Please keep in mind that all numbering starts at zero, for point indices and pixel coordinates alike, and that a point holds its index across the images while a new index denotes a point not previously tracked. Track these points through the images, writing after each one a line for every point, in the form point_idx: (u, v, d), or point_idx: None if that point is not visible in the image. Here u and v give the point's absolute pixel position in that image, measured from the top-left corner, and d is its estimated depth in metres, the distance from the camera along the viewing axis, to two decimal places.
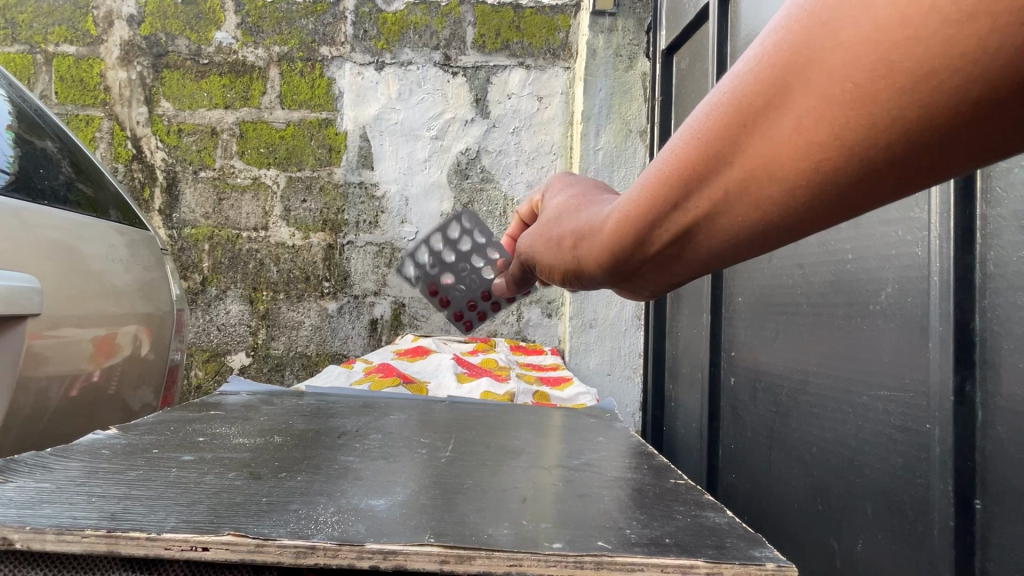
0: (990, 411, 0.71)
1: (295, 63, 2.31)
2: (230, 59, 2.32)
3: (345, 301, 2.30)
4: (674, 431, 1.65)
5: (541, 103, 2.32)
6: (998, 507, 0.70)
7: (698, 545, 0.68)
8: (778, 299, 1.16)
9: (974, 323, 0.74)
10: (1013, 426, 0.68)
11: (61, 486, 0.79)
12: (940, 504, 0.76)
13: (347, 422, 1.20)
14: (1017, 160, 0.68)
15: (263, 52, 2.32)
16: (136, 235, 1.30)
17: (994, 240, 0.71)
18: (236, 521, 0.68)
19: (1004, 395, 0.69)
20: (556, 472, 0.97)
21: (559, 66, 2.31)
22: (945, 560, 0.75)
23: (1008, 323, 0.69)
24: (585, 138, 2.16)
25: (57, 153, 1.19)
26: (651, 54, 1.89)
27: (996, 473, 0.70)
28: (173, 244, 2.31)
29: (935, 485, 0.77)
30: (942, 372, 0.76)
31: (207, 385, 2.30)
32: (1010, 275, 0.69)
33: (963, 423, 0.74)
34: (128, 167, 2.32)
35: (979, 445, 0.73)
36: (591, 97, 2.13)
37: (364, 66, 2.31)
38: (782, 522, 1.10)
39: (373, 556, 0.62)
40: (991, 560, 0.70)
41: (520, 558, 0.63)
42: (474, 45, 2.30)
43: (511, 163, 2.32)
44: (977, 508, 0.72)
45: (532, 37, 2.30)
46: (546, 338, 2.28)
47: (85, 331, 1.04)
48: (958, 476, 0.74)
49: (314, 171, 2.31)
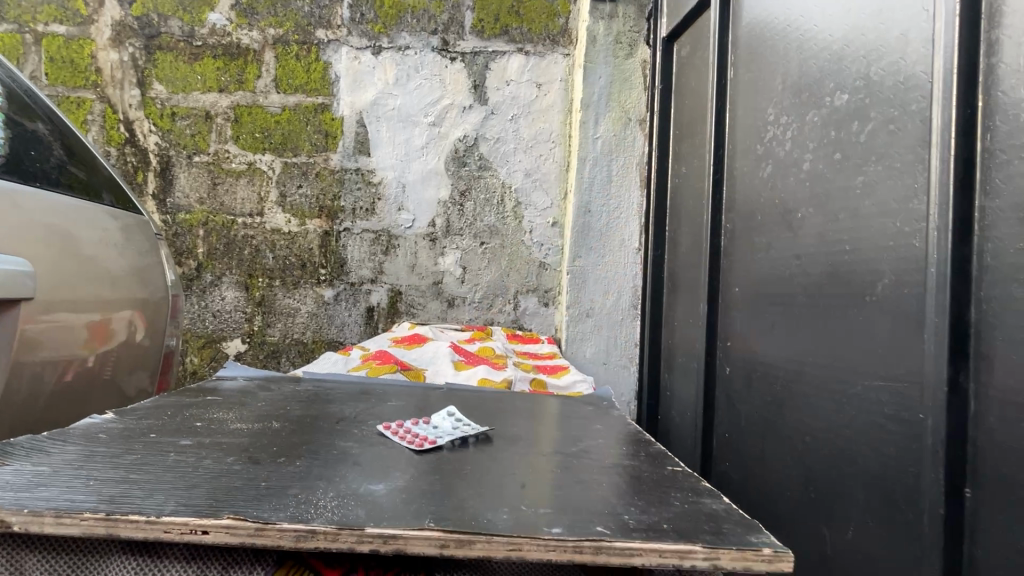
0: (983, 402, 0.72)
1: (290, 46, 2.28)
2: (225, 41, 2.29)
3: (342, 289, 2.29)
4: (668, 418, 1.67)
5: (540, 90, 2.29)
6: (988, 496, 0.71)
7: (694, 531, 0.70)
8: (775, 289, 1.16)
9: (970, 315, 0.74)
10: (1005, 418, 0.69)
11: (58, 469, 0.79)
12: (931, 493, 0.77)
13: (344, 408, 1.20)
14: (1016, 152, 0.68)
15: (258, 35, 2.29)
16: (130, 219, 1.28)
17: (992, 232, 0.71)
18: (236, 505, 0.70)
19: (997, 386, 0.70)
20: (554, 458, 0.97)
21: (558, 53, 2.28)
22: (934, 548, 0.76)
23: (1003, 315, 0.70)
24: (584, 127, 2.10)
25: (49, 135, 1.18)
26: (655, 40, 1.90)
27: (987, 463, 0.71)
28: (167, 229, 2.28)
29: (926, 474, 0.78)
30: (937, 364, 0.76)
31: (202, 371, 2.28)
32: (1006, 268, 0.69)
33: (955, 413, 0.75)
34: (120, 150, 2.29)
35: (971, 435, 0.74)
36: (591, 85, 2.08)
37: (361, 50, 2.28)
38: (775, 510, 1.11)
39: (372, 539, 0.64)
40: (980, 548, 0.71)
41: (519, 543, 0.65)
42: (472, 30, 2.27)
43: (509, 151, 2.30)
44: (967, 496, 0.74)
45: (531, 23, 2.27)
46: (543, 326, 2.31)
47: (79, 316, 1.03)
48: (950, 466, 0.75)
49: (310, 157, 2.29)
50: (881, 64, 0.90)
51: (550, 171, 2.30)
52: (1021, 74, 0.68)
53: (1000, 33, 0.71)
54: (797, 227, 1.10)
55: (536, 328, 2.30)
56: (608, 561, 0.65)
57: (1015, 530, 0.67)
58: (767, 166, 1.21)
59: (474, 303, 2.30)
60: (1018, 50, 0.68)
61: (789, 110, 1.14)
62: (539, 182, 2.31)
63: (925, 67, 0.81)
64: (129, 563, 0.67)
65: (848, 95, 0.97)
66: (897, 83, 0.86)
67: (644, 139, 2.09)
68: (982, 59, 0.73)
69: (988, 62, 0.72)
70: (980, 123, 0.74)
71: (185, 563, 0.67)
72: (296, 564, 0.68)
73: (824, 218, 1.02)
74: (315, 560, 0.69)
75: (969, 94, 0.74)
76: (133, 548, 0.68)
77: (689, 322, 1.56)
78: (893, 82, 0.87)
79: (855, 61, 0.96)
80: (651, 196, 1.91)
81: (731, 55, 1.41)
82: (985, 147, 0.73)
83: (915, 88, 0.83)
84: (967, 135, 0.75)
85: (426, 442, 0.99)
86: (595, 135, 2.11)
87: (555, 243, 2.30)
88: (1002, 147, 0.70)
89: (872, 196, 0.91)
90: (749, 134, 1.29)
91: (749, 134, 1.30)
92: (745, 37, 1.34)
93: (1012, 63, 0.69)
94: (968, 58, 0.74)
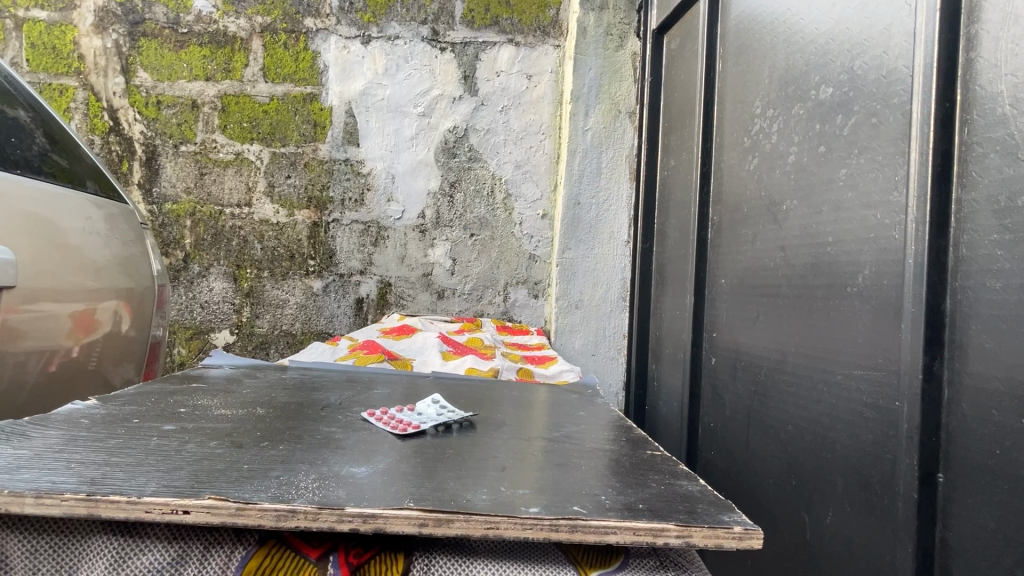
0: (956, 389, 0.74)
1: (278, 35, 2.26)
2: (211, 29, 2.27)
3: (330, 280, 2.27)
4: (656, 410, 1.69)
5: (530, 81, 2.28)
6: (959, 480, 0.73)
7: (669, 510, 0.71)
8: (759, 280, 1.18)
9: (945, 305, 0.76)
10: (978, 404, 0.71)
11: (39, 452, 0.78)
12: (904, 477, 0.79)
13: (331, 396, 1.21)
14: (993, 145, 0.70)
15: (245, 23, 2.27)
16: (115, 208, 1.27)
17: (968, 224, 0.73)
18: (217, 486, 0.70)
19: (970, 373, 0.72)
20: (537, 443, 0.98)
21: (549, 44, 2.27)
22: (908, 530, 0.78)
23: (976, 304, 0.71)
24: (574, 119, 2.09)
25: (31, 123, 1.16)
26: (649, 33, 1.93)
27: (959, 447, 0.73)
28: (153, 219, 2.26)
29: (901, 459, 0.80)
30: (913, 352, 0.78)
31: (191, 362, 2.26)
32: (980, 258, 0.71)
33: (930, 400, 0.76)
34: (104, 139, 2.26)
35: (944, 421, 0.75)
36: (581, 77, 2.07)
37: (349, 40, 2.27)
38: (757, 496, 1.14)
39: (352, 519, 0.66)
40: (951, 529, 0.73)
41: (496, 521, 0.66)
42: (462, 20, 2.26)
43: (499, 142, 2.29)
44: (940, 480, 0.76)
45: (522, 14, 2.26)
46: (533, 318, 2.30)
47: (64, 306, 1.02)
48: (923, 450, 0.77)
49: (299, 147, 2.27)
50: (865, 58, 0.91)
51: (540, 163, 2.29)
52: (999, 69, 0.69)
53: (980, 28, 0.72)
54: (782, 219, 1.11)
55: (526, 319, 2.30)
56: (583, 539, 0.67)
57: (985, 512, 0.69)
58: (754, 159, 1.22)
59: (464, 295, 2.29)
60: (996, 45, 0.70)
61: (776, 103, 1.15)
62: (529, 173, 2.30)
63: (906, 61, 0.82)
64: (110, 542, 0.67)
65: (832, 88, 0.98)
66: (880, 76, 0.87)
67: (634, 133, 2.08)
68: (962, 53, 0.75)
69: (967, 56, 0.74)
70: (958, 117, 0.75)
71: (166, 542, 0.67)
72: (276, 543, 0.69)
73: (807, 210, 1.03)
74: (295, 539, 0.69)
75: (949, 88, 0.76)
76: (114, 528, 0.68)
77: (677, 311, 1.58)
78: (876, 76, 0.88)
79: (839, 55, 0.97)
80: (640, 187, 1.92)
81: (719, 47, 1.42)
82: (962, 140, 0.74)
83: (897, 82, 0.84)
84: (945, 128, 0.76)
85: (409, 427, 1.00)
86: (585, 126, 2.09)
87: (545, 236, 2.30)
88: (979, 139, 0.72)
89: (854, 188, 0.92)
90: (736, 126, 1.30)
91: (736, 126, 1.31)
92: (733, 30, 1.35)
93: (991, 57, 0.70)
94: (948, 52, 0.76)
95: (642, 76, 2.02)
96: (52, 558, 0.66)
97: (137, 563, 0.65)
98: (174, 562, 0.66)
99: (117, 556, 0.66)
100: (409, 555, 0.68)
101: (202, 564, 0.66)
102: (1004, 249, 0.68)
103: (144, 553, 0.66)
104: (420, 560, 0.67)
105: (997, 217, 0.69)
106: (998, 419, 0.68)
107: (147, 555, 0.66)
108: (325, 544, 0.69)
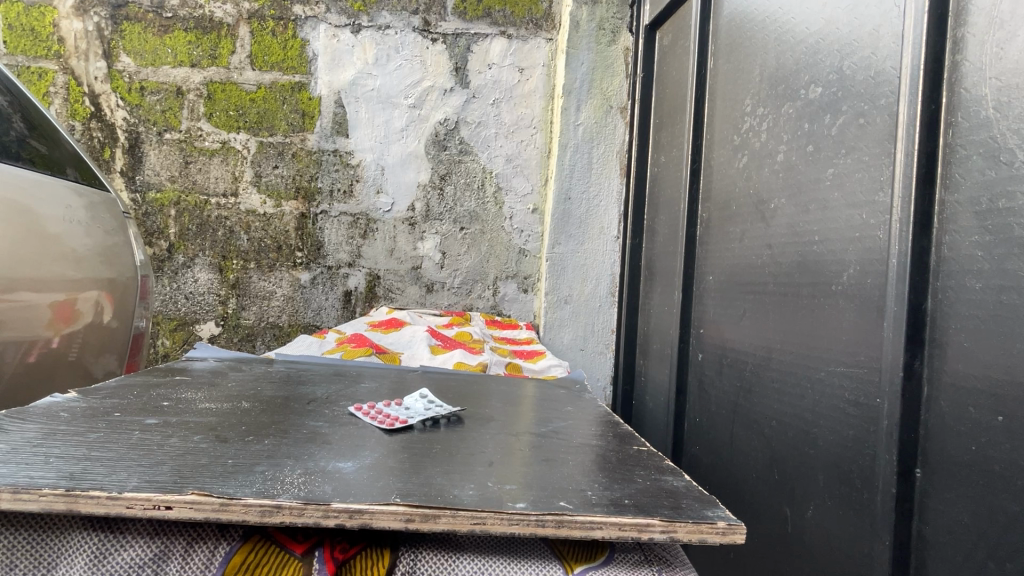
0: (935, 386, 0.75)
1: (266, 21, 2.23)
2: (196, 14, 2.23)
3: (318, 273, 2.25)
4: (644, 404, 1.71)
5: (522, 75, 2.26)
6: (936, 476, 0.74)
7: (654, 505, 0.72)
8: (746, 277, 1.19)
9: (926, 305, 0.77)
10: (955, 400, 0.72)
11: (17, 447, 0.77)
12: (884, 474, 0.80)
13: (318, 390, 1.20)
14: (975, 148, 0.70)
15: (232, 8, 2.23)
16: (95, 197, 1.25)
17: (950, 226, 0.74)
18: (200, 481, 0.69)
19: (948, 371, 0.73)
20: (525, 439, 0.99)
21: (541, 38, 2.25)
22: (886, 524, 0.79)
23: (956, 304, 0.72)
24: (565, 113, 2.09)
25: (10, 108, 1.13)
26: (638, 25, 1.95)
27: (936, 444, 0.74)
28: (136, 208, 2.22)
29: (881, 455, 0.81)
30: (894, 350, 0.79)
31: (174, 354, 2.24)
32: (959, 259, 0.72)
33: (910, 398, 0.77)
34: (85, 125, 2.22)
35: (923, 418, 0.76)
36: (573, 70, 2.07)
37: (339, 28, 2.24)
38: (742, 491, 1.15)
39: (338, 514, 0.65)
40: (928, 523, 0.75)
41: (484, 517, 0.66)
42: (454, 11, 2.24)
43: (490, 136, 2.28)
44: (918, 477, 0.76)
45: (514, 6, 2.24)
46: (522, 312, 2.30)
47: (45, 296, 1.00)
48: (902, 448, 0.78)
49: (287, 137, 2.24)
50: (853, 58, 0.91)
51: (531, 157, 2.28)
52: (986, 71, 0.70)
53: (965, 31, 0.73)
54: (769, 217, 1.12)
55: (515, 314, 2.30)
56: (570, 534, 0.67)
57: (961, 506, 0.70)
58: (743, 157, 1.23)
59: (453, 289, 2.29)
60: (981, 49, 0.70)
61: (765, 102, 1.16)
62: (520, 167, 2.29)
63: (894, 62, 0.83)
64: (90, 539, 0.65)
65: (821, 88, 0.99)
66: (868, 78, 0.88)
67: (625, 128, 2.08)
68: (948, 56, 0.75)
69: (954, 59, 0.74)
70: (943, 118, 0.75)
71: (148, 538, 0.65)
72: (261, 539, 0.68)
73: (795, 208, 1.04)
74: (280, 535, 0.69)
75: (935, 91, 0.76)
76: (93, 524, 0.66)
77: (666, 307, 1.61)
78: (864, 77, 0.89)
79: (828, 56, 0.98)
80: (631, 181, 1.93)
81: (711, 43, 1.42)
82: (947, 142, 0.75)
83: (885, 83, 0.84)
84: (931, 130, 0.76)
85: (396, 421, 0.99)
86: (575, 121, 2.10)
87: (535, 230, 2.30)
88: (963, 142, 0.72)
89: (840, 187, 0.93)
90: (726, 124, 1.31)
91: (726, 123, 1.32)
92: (726, 28, 1.35)
93: (976, 60, 0.71)
94: (935, 55, 0.76)
95: (632, 72, 2.01)
96: (28, 553, 0.64)
97: (118, 559, 0.63)
98: (157, 557, 0.64)
99: (96, 553, 0.64)
100: (395, 551, 0.68)
101: (185, 559, 0.64)
102: (984, 250, 0.69)
103: (124, 549, 0.64)
104: (406, 557, 0.67)
105: (978, 220, 0.70)
106: (974, 416, 0.69)
107: (127, 551, 0.64)
108: (311, 540, 0.68)
